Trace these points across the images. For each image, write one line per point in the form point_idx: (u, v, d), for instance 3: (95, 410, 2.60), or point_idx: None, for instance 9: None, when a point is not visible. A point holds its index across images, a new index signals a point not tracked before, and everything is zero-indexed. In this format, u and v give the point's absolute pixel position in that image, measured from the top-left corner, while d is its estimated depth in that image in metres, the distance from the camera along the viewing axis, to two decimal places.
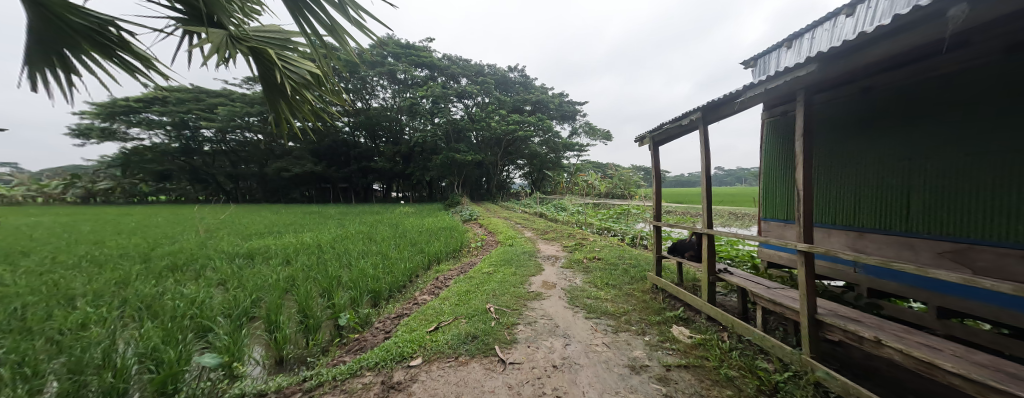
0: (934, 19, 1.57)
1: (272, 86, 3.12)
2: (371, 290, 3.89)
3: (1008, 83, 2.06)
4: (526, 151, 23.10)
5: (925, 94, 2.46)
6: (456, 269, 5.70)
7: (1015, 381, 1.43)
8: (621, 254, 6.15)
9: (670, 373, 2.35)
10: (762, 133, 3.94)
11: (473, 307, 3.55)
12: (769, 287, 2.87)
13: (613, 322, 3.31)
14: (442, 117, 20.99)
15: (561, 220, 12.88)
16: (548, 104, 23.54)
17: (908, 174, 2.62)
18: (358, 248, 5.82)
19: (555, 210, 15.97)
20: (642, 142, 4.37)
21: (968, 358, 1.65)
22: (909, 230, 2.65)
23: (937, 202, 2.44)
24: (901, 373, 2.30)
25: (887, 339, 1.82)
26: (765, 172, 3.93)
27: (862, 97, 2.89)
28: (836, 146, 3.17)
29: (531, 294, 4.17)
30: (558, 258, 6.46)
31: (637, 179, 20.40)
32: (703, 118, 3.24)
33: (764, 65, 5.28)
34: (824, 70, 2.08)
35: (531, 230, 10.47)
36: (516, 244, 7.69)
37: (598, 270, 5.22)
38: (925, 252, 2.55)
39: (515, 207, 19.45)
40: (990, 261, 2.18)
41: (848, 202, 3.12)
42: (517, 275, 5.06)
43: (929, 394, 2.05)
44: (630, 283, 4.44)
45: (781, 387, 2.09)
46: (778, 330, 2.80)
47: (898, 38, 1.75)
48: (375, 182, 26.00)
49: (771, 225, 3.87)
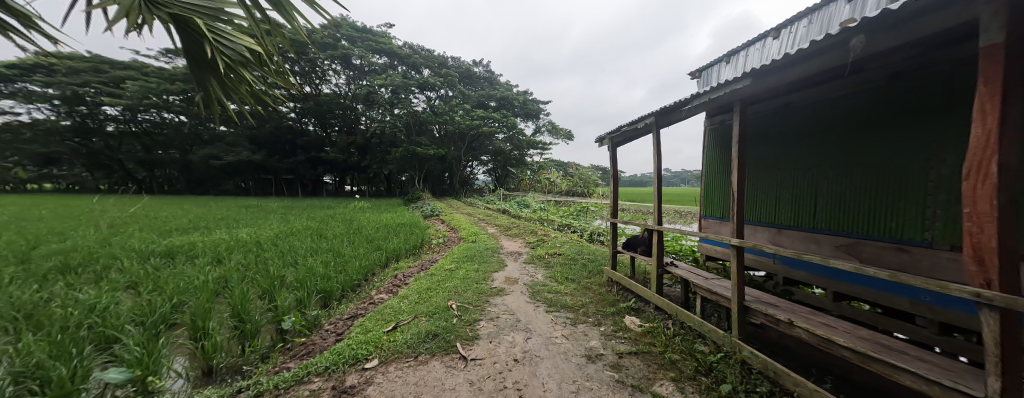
0: (842, 47, 1.84)
1: (200, 60, 2.71)
2: (321, 290, 3.61)
3: (888, 105, 2.50)
4: (490, 147, 23.02)
5: (831, 110, 2.90)
6: (416, 266, 5.55)
7: (887, 350, 1.76)
8: (579, 250, 6.43)
9: (622, 360, 2.53)
10: (705, 138, 4.34)
11: (435, 304, 3.47)
12: (706, 278, 3.19)
13: (571, 314, 3.46)
14: (402, 108, 20.00)
15: (524, 216, 13.12)
16: (513, 102, 23.60)
17: (817, 179, 3.07)
18: (306, 246, 5.34)
19: (518, 207, 16.21)
20: (602, 143, 4.60)
21: (855, 333, 2.00)
22: (816, 226, 3.12)
23: (838, 204, 2.90)
24: (802, 347, 2.73)
25: (797, 320, 2.14)
26: (706, 174, 4.36)
27: (784, 110, 3.31)
28: (763, 154, 3.61)
29: (493, 290, 4.20)
30: (521, 254, 6.57)
31: (597, 178, 21.41)
32: (655, 123, 3.51)
33: (707, 76, 5.84)
34: (756, 84, 2.36)
35: (494, 227, 10.51)
36: (478, 241, 7.67)
37: (559, 265, 5.41)
38: (826, 245, 3.02)
39: (478, 203, 19.36)
40: (871, 252, 2.65)
41: (771, 203, 3.58)
42: (480, 271, 5.07)
43: (819, 364, 2.47)
44: (587, 277, 4.66)
45: (714, 367, 2.35)
46: (713, 316, 3.14)
47: (812, 60, 2.04)
48: (326, 174, 24.18)
49: (709, 222, 4.30)
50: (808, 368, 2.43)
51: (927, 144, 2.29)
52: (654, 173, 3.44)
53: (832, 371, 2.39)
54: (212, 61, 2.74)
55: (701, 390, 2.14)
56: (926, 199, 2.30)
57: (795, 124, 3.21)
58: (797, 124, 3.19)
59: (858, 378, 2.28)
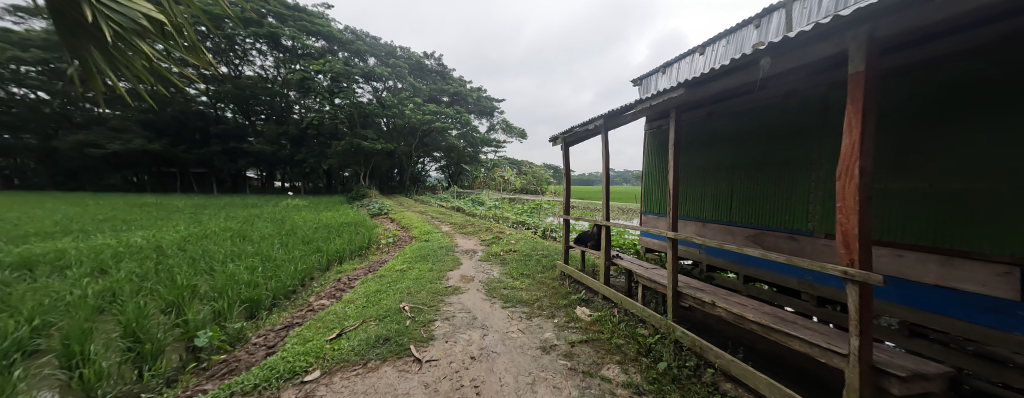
0: (752, 66, 2.17)
1: (72, 26, 1.99)
2: (246, 299, 3.17)
3: (786, 118, 2.99)
4: (443, 143, 22.39)
5: (744, 120, 3.37)
6: (363, 268, 5.17)
7: (783, 322, 2.12)
8: (533, 246, 6.60)
9: (573, 349, 2.68)
10: (645, 141, 4.76)
11: (387, 307, 3.29)
12: (647, 268, 3.51)
13: (527, 309, 3.55)
14: (344, 98, 18.30)
15: (478, 214, 13.01)
16: (466, 98, 23.24)
17: (733, 178, 3.56)
18: (228, 250, 4.63)
19: (472, 205, 16.02)
20: (556, 142, 4.77)
21: (759, 309, 2.37)
22: (732, 220, 3.62)
23: (748, 201, 3.41)
24: (718, 324, 3.16)
25: (718, 301, 2.48)
26: (646, 175, 4.78)
27: (709, 119, 3.78)
28: (692, 157, 4.08)
29: (449, 289, 4.11)
30: (476, 252, 6.52)
31: (549, 176, 22.19)
32: (604, 125, 3.75)
33: (646, 85, 6.48)
34: (688, 93, 2.65)
35: (448, 225, 10.25)
36: (432, 239, 7.43)
37: (514, 262, 5.52)
38: (739, 235, 3.53)
39: (431, 201, 18.77)
40: (771, 240, 3.17)
41: (697, 200, 4.07)
42: (434, 270, 4.93)
43: (730, 338, 2.90)
44: (541, 272, 4.82)
45: (652, 347, 2.61)
46: (652, 302, 3.46)
47: (727, 77, 2.36)
48: (249, 168, 21.24)
49: (649, 217, 4.73)
50: (723, 342, 2.82)
51: (811, 152, 2.79)
52: (602, 172, 3.67)
53: (742, 342, 2.81)
54: (89, 24, 2.01)
55: (641, 369, 2.36)
56: (811, 196, 2.81)
57: (717, 132, 3.68)
58: (719, 131, 3.65)
59: (761, 348, 2.71)
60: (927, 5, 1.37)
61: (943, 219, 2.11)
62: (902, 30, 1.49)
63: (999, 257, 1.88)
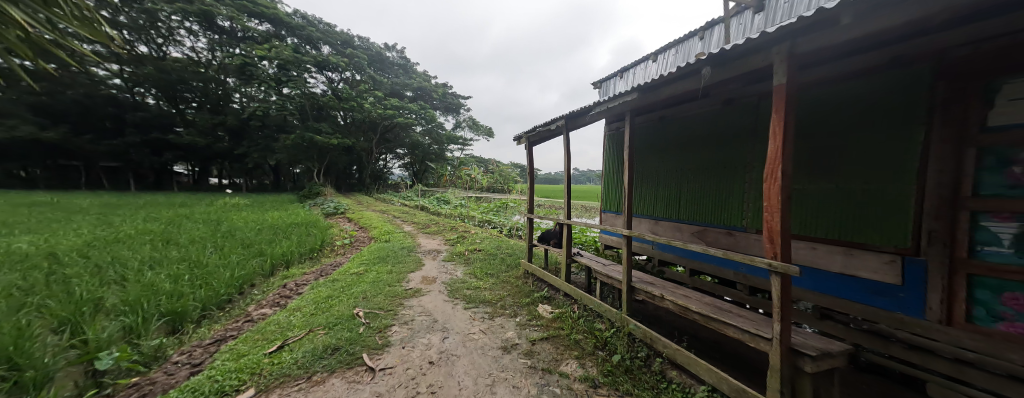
0: (694, 75, 2.34)
1: None
2: (167, 312, 2.79)
3: (724, 124, 3.26)
4: (407, 140, 21.61)
5: (690, 124, 3.61)
6: (314, 272, 4.81)
7: (721, 311, 2.31)
8: (498, 245, 6.60)
9: (534, 347, 2.71)
10: (605, 142, 4.93)
11: (338, 314, 3.08)
12: (605, 264, 3.65)
13: (490, 308, 3.53)
14: (294, 87, 16.84)
15: (443, 213, 12.74)
16: (431, 93, 22.65)
17: (681, 179, 3.80)
18: (147, 258, 4.03)
19: (438, 204, 15.68)
20: (519, 141, 4.79)
21: (702, 301, 2.57)
22: (679, 217, 3.87)
23: (693, 200, 3.67)
24: (667, 316, 3.38)
25: (666, 294, 2.64)
26: (605, 175, 4.96)
27: (660, 122, 4.01)
28: (645, 158, 4.31)
29: (409, 292, 3.96)
30: (440, 252, 6.36)
31: (516, 175, 22.33)
32: (566, 125, 3.83)
33: (605, 89, 6.78)
34: (640, 98, 2.79)
35: (411, 224, 9.93)
36: (392, 240, 7.13)
37: (478, 261, 5.47)
38: (685, 232, 3.79)
39: (393, 200, 18.01)
40: (712, 236, 3.45)
41: (650, 199, 4.30)
42: (393, 272, 4.73)
43: (678, 328, 3.11)
44: (505, 271, 4.82)
45: (608, 341, 2.72)
46: (609, 297, 3.61)
47: (675, 84, 2.51)
48: (179, 162, 18.80)
49: (608, 216, 4.91)
50: (671, 332, 3.03)
51: (746, 156, 3.07)
52: (565, 171, 3.74)
53: (687, 331, 3.04)
54: None
55: (598, 363, 2.44)
56: (746, 196, 3.09)
57: (667, 135, 3.92)
58: (669, 134, 3.89)
59: (703, 335, 2.95)
60: (838, 27, 1.57)
61: (847, 215, 2.43)
62: (819, 48, 1.69)
63: (886, 248, 2.22)
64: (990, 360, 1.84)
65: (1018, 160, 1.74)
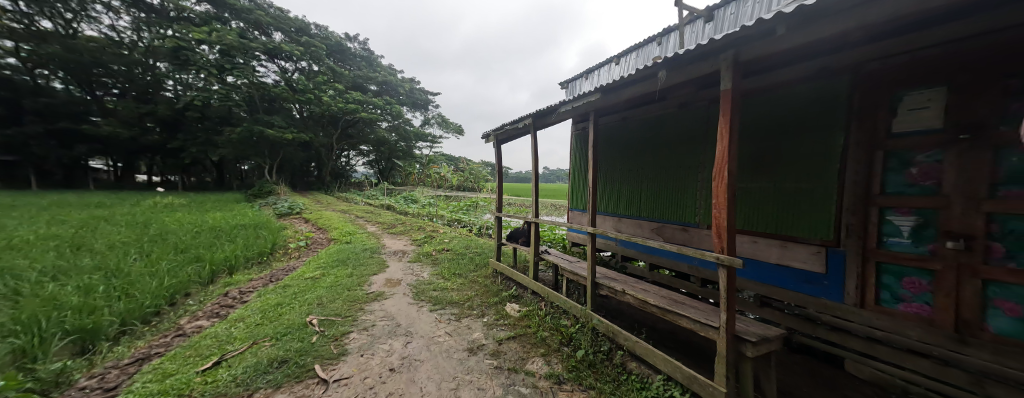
0: (651, 78, 2.45)
1: None
2: (74, 329, 2.41)
3: (680, 126, 3.44)
4: (371, 136, 20.65)
5: (650, 126, 3.77)
6: (262, 278, 4.43)
7: (675, 304, 2.44)
8: (467, 244, 6.51)
9: (501, 347, 2.69)
10: (571, 142, 5.02)
11: (290, 323, 2.86)
12: (571, 261, 3.72)
13: (457, 310, 3.45)
14: (242, 77, 15.35)
15: (411, 212, 12.35)
16: (397, 88, 21.86)
17: (641, 178, 3.96)
18: (53, 267, 3.47)
19: (405, 203, 15.18)
20: (487, 139, 4.74)
21: (659, 294, 2.69)
22: (640, 214, 4.04)
23: (653, 197, 3.84)
24: (629, 309, 3.52)
25: (627, 289, 2.74)
26: (572, 173, 5.05)
27: (622, 123, 4.15)
28: (609, 158, 4.45)
29: (371, 295, 3.77)
30: (406, 253, 6.14)
31: (486, 173, 22.15)
32: (533, 124, 3.84)
33: (571, 89, 6.96)
34: (604, 98, 2.87)
35: (375, 224, 9.51)
36: (354, 241, 6.76)
37: (446, 261, 5.35)
38: (645, 228, 3.97)
39: (356, 199, 17.12)
40: (669, 232, 3.64)
41: (614, 196, 4.44)
42: (354, 275, 4.48)
43: (638, 321, 3.25)
44: (474, 271, 4.75)
45: (573, 336, 2.77)
46: (575, 294, 3.68)
47: (634, 86, 2.60)
48: (99, 157, 16.43)
49: (575, 214, 5.00)
50: (631, 324, 3.16)
51: (698, 157, 3.28)
52: (532, 170, 3.75)
53: (647, 324, 3.18)
54: None
55: (563, 359, 2.48)
56: (698, 194, 3.29)
57: (629, 135, 4.07)
58: (631, 135, 4.04)
59: (661, 326, 3.11)
60: (773, 37, 1.71)
61: (782, 211, 2.67)
62: (759, 56, 1.83)
63: (814, 241, 2.48)
64: (893, 337, 2.14)
65: (914, 162, 2.04)
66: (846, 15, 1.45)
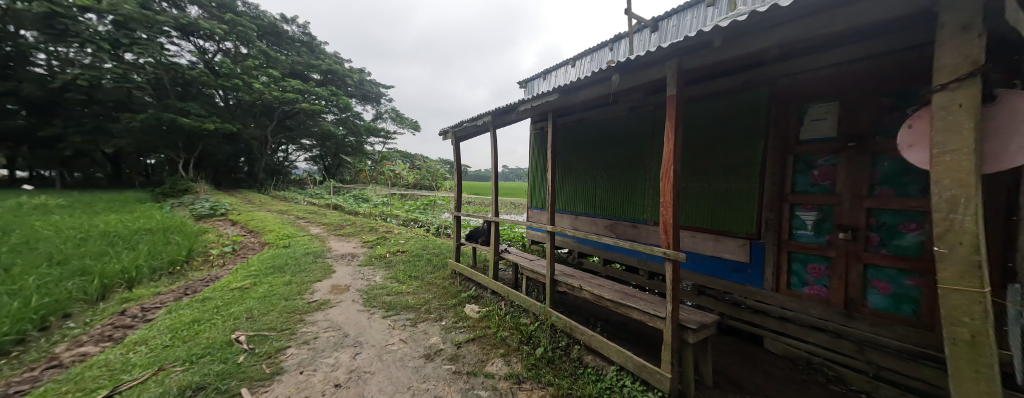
0: (605, 82, 2.54)
1: None
2: None
3: (630, 129, 3.64)
4: (315, 129, 18.87)
5: (604, 127, 3.94)
6: (175, 291, 3.79)
7: (626, 297, 2.57)
8: (424, 245, 6.24)
9: (459, 350, 2.59)
10: (530, 141, 5.06)
11: (209, 342, 2.46)
12: (531, 260, 3.74)
13: (412, 314, 3.27)
14: (146, 54, 12.79)
15: (362, 212, 11.55)
16: (344, 78, 20.16)
17: (596, 177, 4.13)
18: None
19: (355, 202, 14.16)
20: (445, 136, 4.57)
21: (613, 288, 2.82)
22: (595, 212, 4.21)
23: (606, 196, 4.02)
24: (584, 304, 3.65)
25: (584, 285, 2.82)
26: (531, 172, 5.09)
27: (578, 125, 4.29)
28: (566, 158, 4.57)
29: (314, 305, 3.42)
30: (355, 256, 5.69)
31: (444, 172, 21.43)
32: (492, 122, 3.78)
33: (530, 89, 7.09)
34: (562, 98, 2.91)
35: (319, 226, 8.70)
36: (294, 245, 6.11)
37: (401, 263, 5.06)
38: (599, 225, 4.14)
39: (297, 198, 15.50)
40: (621, 229, 3.84)
41: (571, 195, 4.57)
42: (293, 283, 4.03)
43: (593, 314, 3.38)
44: (431, 273, 4.56)
45: (532, 334, 2.77)
46: (534, 292, 3.70)
47: (590, 87, 2.68)
48: None
49: (535, 212, 5.04)
50: (586, 319, 3.27)
51: (646, 158, 3.50)
52: (491, 168, 3.69)
53: (601, 317, 3.33)
54: None
55: (522, 358, 2.47)
56: (646, 192, 3.52)
57: (585, 136, 4.21)
58: (586, 136, 4.18)
59: (614, 319, 3.27)
60: (712, 49, 1.87)
61: (715, 207, 2.95)
62: (701, 65, 1.97)
63: (740, 234, 2.79)
64: (800, 315, 2.50)
65: (816, 165, 2.43)
66: (774, 31, 1.62)
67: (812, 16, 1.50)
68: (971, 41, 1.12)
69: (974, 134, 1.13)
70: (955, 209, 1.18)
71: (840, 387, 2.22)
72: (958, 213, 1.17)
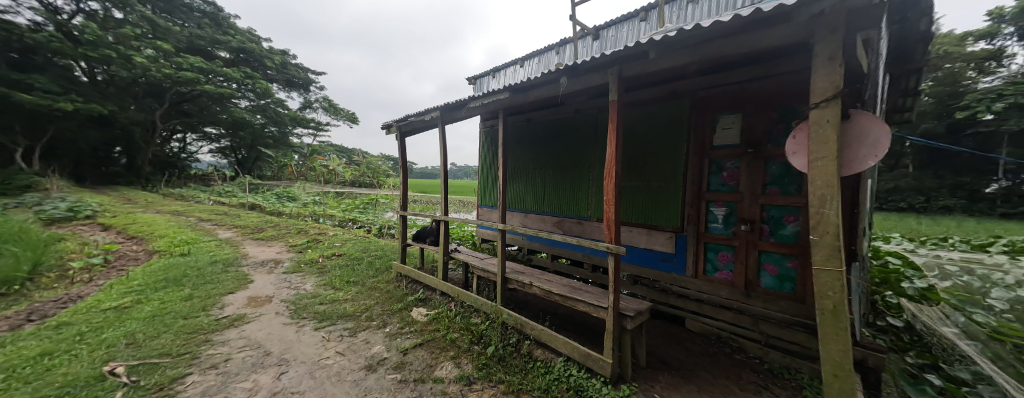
0: (552, 84, 2.62)
1: None
2: None
3: (576, 131, 3.83)
4: (224, 117, 16.02)
5: (552, 129, 4.08)
6: (10, 318, 2.87)
7: (572, 290, 2.70)
8: (365, 247, 5.77)
9: (406, 357, 2.44)
10: (480, 139, 5.00)
11: (66, 380, 1.92)
12: (482, 259, 3.69)
13: (352, 323, 2.99)
14: None
15: (288, 212, 10.23)
16: (264, 60, 17.16)
17: (544, 176, 4.26)
18: None
19: (279, 201, 12.47)
20: (389, 130, 4.27)
21: (560, 283, 2.94)
22: (543, 210, 4.33)
23: (554, 194, 4.17)
24: (532, 299, 3.75)
25: (533, 281, 2.88)
26: (481, 170, 5.04)
27: (528, 124, 4.37)
28: (516, 156, 4.62)
29: (225, 322, 2.91)
30: (279, 263, 4.99)
31: (386, 168, 19.99)
32: (441, 117, 3.64)
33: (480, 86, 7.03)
34: (512, 97, 2.93)
35: (232, 230, 7.44)
36: (197, 254, 5.12)
37: (337, 268, 4.60)
38: (547, 222, 4.27)
39: (201, 198, 13.01)
40: (567, 225, 4.03)
41: (521, 193, 4.63)
42: (198, 298, 3.38)
43: (539, 309, 3.48)
44: (374, 277, 4.22)
45: (483, 333, 2.74)
46: (485, 291, 3.68)
47: (538, 89, 2.74)
48: None
49: (485, 210, 5.01)
50: (534, 313, 3.36)
51: (590, 158, 3.72)
52: (440, 165, 3.54)
53: (547, 311, 3.45)
54: None
55: (472, 358, 2.42)
56: (590, 190, 3.74)
57: (534, 136, 4.30)
58: (535, 136, 4.28)
59: (560, 312, 3.42)
60: (647, 60, 2.05)
61: (648, 204, 3.26)
62: (638, 74, 2.15)
63: (668, 228, 3.13)
64: (713, 296, 2.89)
65: (725, 168, 2.83)
66: (696, 48, 1.83)
67: (725, 39, 1.73)
68: (835, 69, 1.40)
69: (836, 145, 1.41)
70: (824, 204, 1.46)
71: (741, 355, 2.62)
72: (825, 207, 1.45)
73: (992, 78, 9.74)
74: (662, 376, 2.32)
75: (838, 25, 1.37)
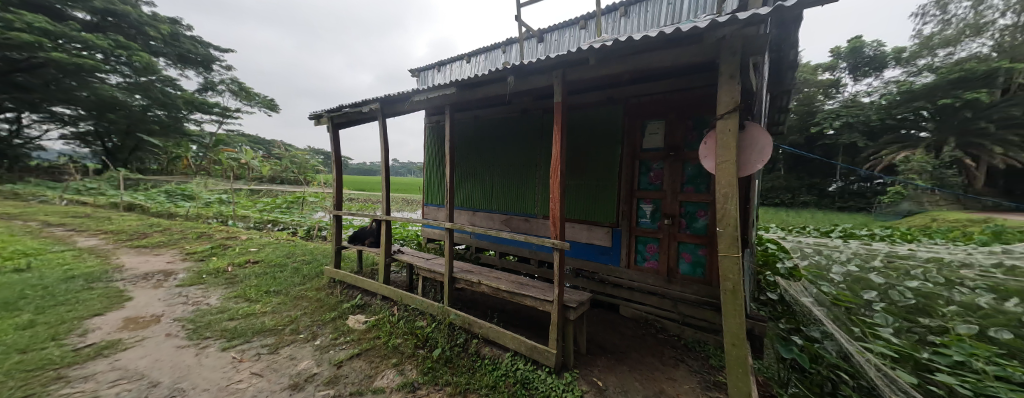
0: (499, 82, 2.63)
1: None
2: None
3: (522, 131, 3.91)
4: (85, 95, 12.58)
5: (499, 128, 4.10)
6: None
7: (519, 285, 2.75)
8: (290, 251, 5.10)
9: (341, 370, 2.23)
10: (425, 135, 4.80)
11: None
12: (428, 259, 3.55)
13: (273, 339, 2.62)
14: None
15: (185, 213, 8.52)
16: (150, 29, 13.74)
17: (492, 174, 4.26)
18: None
19: (172, 201, 10.31)
20: (319, 121, 3.83)
21: (507, 279, 2.97)
22: (490, 207, 4.34)
23: (501, 192, 4.20)
24: (478, 297, 3.73)
25: (481, 279, 2.87)
26: (426, 167, 4.83)
27: (474, 122, 4.33)
28: (463, 154, 4.53)
29: (92, 352, 2.31)
30: (173, 275, 4.13)
31: (315, 163, 17.96)
32: (382, 110, 3.40)
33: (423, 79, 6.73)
34: (458, 93, 2.86)
35: (100, 237, 5.91)
36: (44, 268, 3.94)
37: (253, 277, 3.98)
38: (495, 220, 4.29)
39: (48, 197, 10.07)
40: (514, 222, 4.10)
41: (468, 191, 4.57)
42: (45, 325, 2.61)
43: (485, 307, 3.48)
44: (301, 284, 3.76)
45: (428, 336, 2.63)
46: (430, 292, 3.54)
47: (485, 86, 2.73)
48: None
49: (430, 209, 4.82)
50: (481, 311, 3.34)
51: (536, 157, 3.83)
52: (381, 160, 3.30)
53: (493, 308, 3.46)
54: None
55: (417, 363, 2.32)
56: (535, 188, 3.85)
57: (481, 134, 4.27)
58: (482, 135, 4.26)
59: (506, 308, 3.46)
60: (585, 66, 2.20)
61: (588, 201, 3.48)
62: (579, 78, 2.28)
63: (605, 223, 3.39)
64: (643, 284, 3.22)
65: (652, 168, 3.17)
66: (628, 58, 2.01)
67: (651, 53, 1.94)
68: (734, 86, 1.66)
69: (735, 150, 1.69)
70: (727, 201, 1.73)
71: (664, 334, 2.97)
72: (727, 203, 1.72)
73: (833, 101, 12.66)
74: (600, 360, 2.50)
75: (737, 48, 1.64)
